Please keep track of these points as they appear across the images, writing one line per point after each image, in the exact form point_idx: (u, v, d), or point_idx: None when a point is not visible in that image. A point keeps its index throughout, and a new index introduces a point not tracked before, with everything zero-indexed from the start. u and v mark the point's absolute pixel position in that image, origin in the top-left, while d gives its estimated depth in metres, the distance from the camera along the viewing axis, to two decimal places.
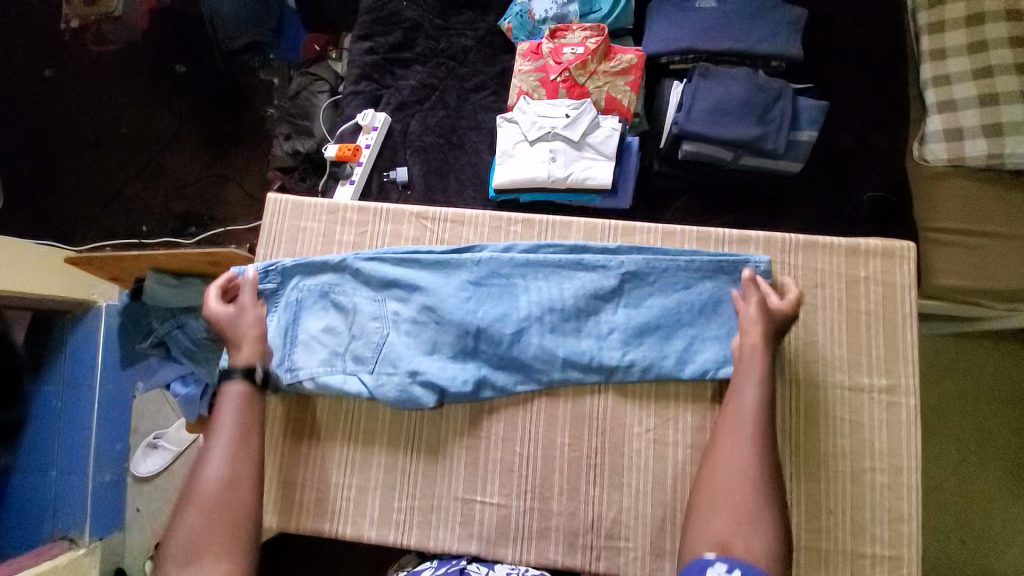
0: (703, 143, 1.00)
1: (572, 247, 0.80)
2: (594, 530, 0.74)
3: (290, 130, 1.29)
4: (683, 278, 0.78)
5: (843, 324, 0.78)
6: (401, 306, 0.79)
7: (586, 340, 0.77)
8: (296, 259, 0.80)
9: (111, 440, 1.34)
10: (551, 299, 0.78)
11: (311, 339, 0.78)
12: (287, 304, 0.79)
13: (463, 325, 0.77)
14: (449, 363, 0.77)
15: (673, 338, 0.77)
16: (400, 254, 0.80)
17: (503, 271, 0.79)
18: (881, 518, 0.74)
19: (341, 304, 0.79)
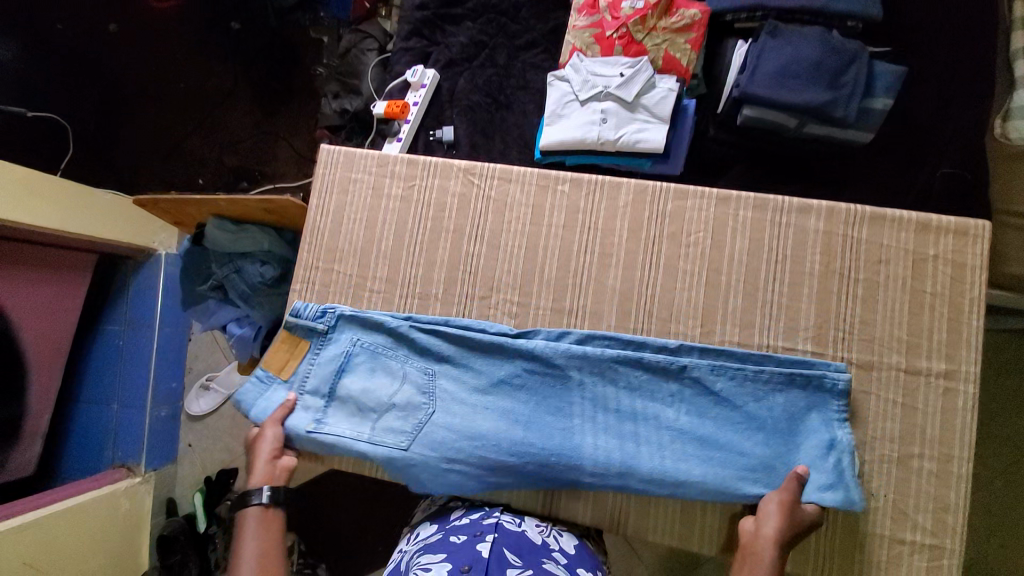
0: (765, 107, 0.95)
1: (632, 341, 0.75)
2: (625, 487, 0.75)
3: (338, 88, 1.31)
4: (756, 407, 0.72)
5: (906, 304, 0.73)
6: (449, 385, 0.78)
7: (638, 446, 0.72)
8: (355, 311, 0.81)
9: (168, 379, 1.44)
10: (606, 399, 0.74)
11: (351, 401, 0.78)
12: (334, 356, 0.79)
13: (511, 412, 0.75)
14: (492, 447, 0.73)
15: (740, 455, 0.70)
16: (453, 331, 0.78)
17: (556, 361, 0.76)
18: (925, 506, 0.70)
19: (389, 370, 0.78)
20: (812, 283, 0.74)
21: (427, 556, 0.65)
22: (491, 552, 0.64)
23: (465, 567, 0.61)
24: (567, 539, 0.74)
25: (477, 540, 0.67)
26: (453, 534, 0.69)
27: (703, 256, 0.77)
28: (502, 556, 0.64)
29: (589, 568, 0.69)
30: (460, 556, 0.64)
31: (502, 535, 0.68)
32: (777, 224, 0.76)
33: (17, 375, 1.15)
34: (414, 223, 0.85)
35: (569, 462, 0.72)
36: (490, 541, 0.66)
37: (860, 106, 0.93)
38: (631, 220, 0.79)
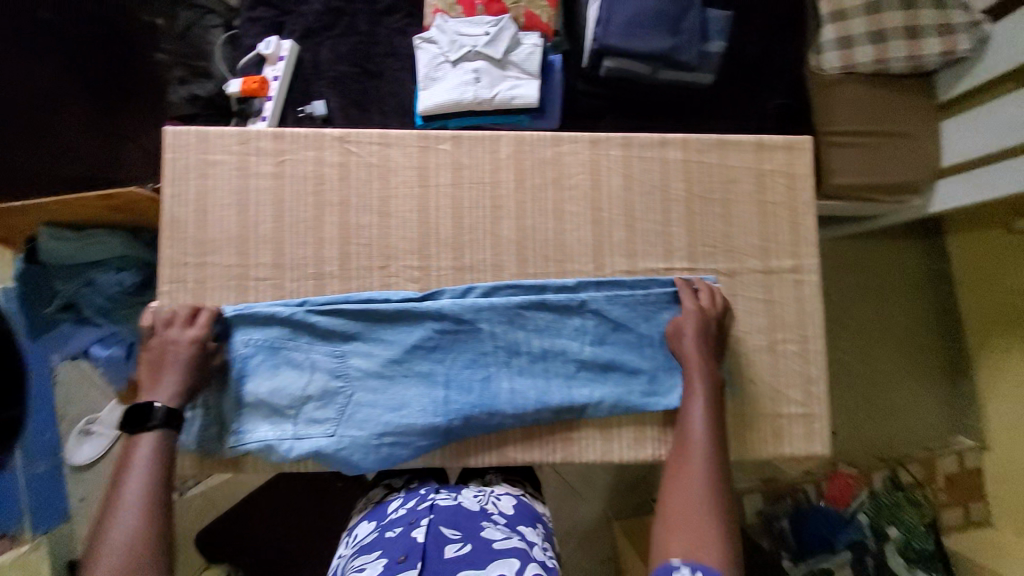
0: (624, 58, 1.01)
1: (533, 287, 0.79)
2: (548, 426, 0.79)
3: (185, 73, 1.17)
4: (648, 324, 0.79)
5: (755, 214, 0.84)
6: (363, 363, 0.76)
7: (554, 381, 0.78)
8: (239, 309, 0.76)
9: (41, 430, 1.25)
10: (517, 344, 0.78)
11: (263, 402, 0.75)
12: (232, 362, 0.75)
13: (429, 376, 0.77)
14: (417, 416, 0.75)
15: (642, 370, 0.79)
16: (356, 308, 0.76)
17: (465, 316, 0.77)
18: (793, 382, 0.83)
19: (296, 360, 0.76)
20: (680, 207, 0.83)
21: (364, 557, 0.67)
22: (427, 536, 0.66)
23: (402, 557, 0.64)
24: (506, 501, 0.77)
25: (412, 527, 0.69)
26: (390, 529, 0.70)
27: (585, 196, 0.82)
28: (438, 537, 0.67)
29: (528, 522, 0.75)
30: (397, 546, 0.66)
31: (439, 514, 0.71)
32: (643, 158, 0.83)
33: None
34: (293, 201, 0.80)
35: (494, 413, 0.76)
36: (424, 525, 0.68)
37: (700, 51, 1.03)
38: (515, 171, 0.82)
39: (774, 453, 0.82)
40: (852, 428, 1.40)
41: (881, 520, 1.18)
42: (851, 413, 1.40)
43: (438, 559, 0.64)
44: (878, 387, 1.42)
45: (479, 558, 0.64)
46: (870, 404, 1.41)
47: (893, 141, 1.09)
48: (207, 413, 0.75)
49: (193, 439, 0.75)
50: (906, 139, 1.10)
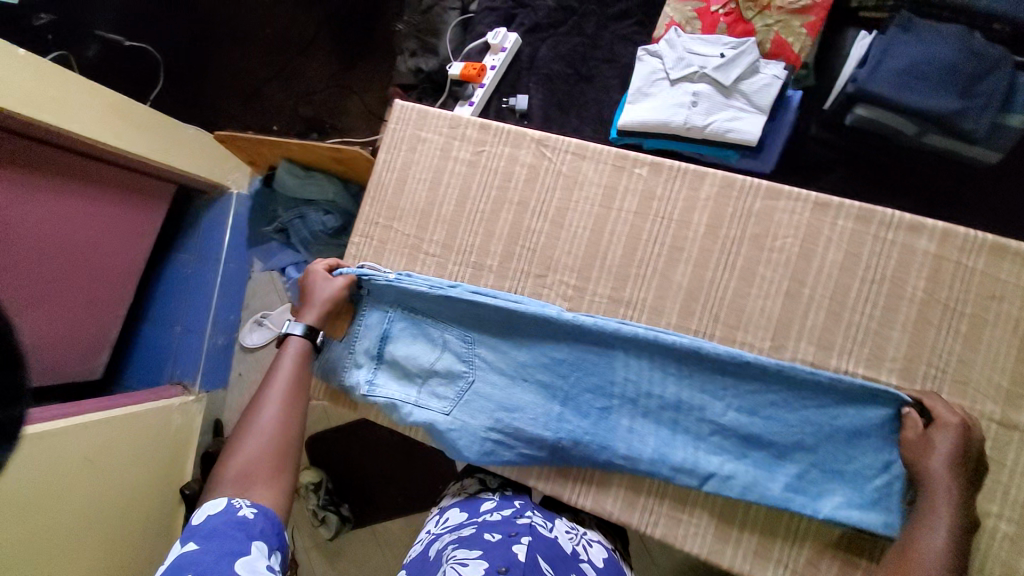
0: (882, 108, 0.84)
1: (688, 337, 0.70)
2: (658, 492, 0.72)
3: (417, 46, 1.27)
4: (814, 412, 0.66)
5: (1016, 349, 0.64)
6: (490, 355, 0.76)
7: (681, 438, 0.70)
8: (393, 277, 0.77)
9: (227, 311, 1.59)
10: (649, 386, 0.71)
11: (395, 363, 0.78)
12: (376, 321, 0.79)
13: (550, 387, 0.73)
14: (528, 423, 0.73)
15: (791, 459, 0.66)
16: (499, 301, 0.75)
17: (603, 340, 0.72)
18: (996, 573, 0.63)
19: (432, 334, 0.78)
20: (907, 310, 0.67)
21: (462, 551, 0.64)
22: (527, 557, 0.62)
23: (503, 567, 0.60)
24: (597, 551, 0.72)
25: (512, 541, 0.65)
26: (487, 531, 0.68)
27: (785, 264, 0.70)
28: (537, 563, 0.62)
29: None
30: (496, 555, 0.62)
31: (537, 540, 0.67)
32: (879, 240, 0.68)
33: (101, 285, 1.24)
34: (478, 189, 0.82)
35: (606, 447, 0.71)
36: (525, 543, 0.64)
37: (994, 121, 0.81)
38: (711, 215, 0.73)
39: None
40: None
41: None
42: None
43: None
44: None
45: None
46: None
47: None
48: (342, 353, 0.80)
49: (326, 373, 0.81)
50: None
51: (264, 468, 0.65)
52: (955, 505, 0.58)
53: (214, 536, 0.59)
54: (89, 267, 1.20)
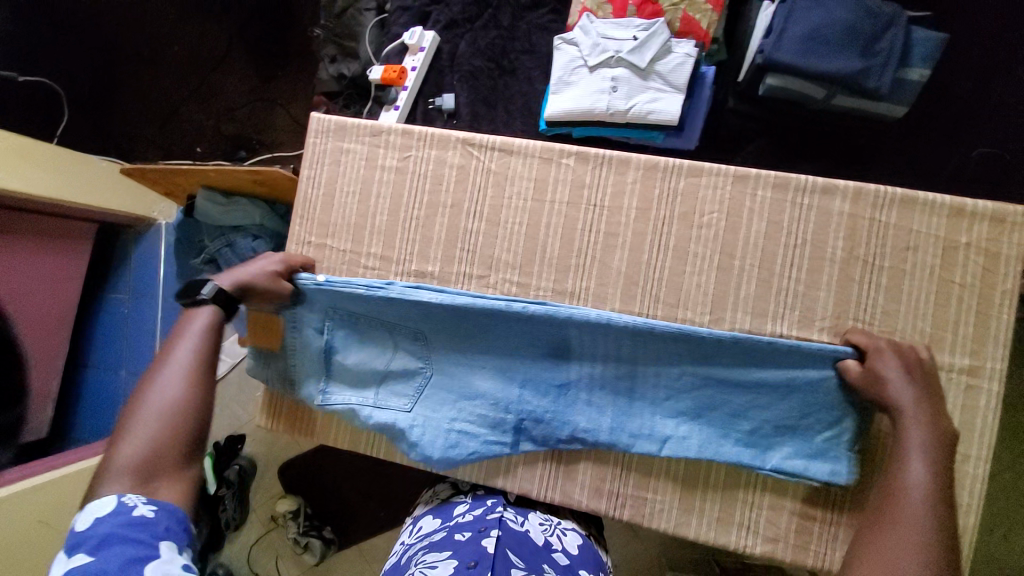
0: (792, 76, 0.86)
1: (637, 321, 0.68)
2: (622, 477, 0.73)
3: (336, 52, 1.23)
4: (770, 371, 0.67)
5: (931, 295, 0.68)
6: (441, 350, 0.74)
7: (638, 409, 0.71)
8: (322, 282, 0.73)
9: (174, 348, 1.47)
10: (601, 360, 0.71)
11: (349, 370, 0.77)
12: (318, 331, 0.76)
13: (506, 372, 0.73)
14: (487, 410, 0.73)
15: (744, 416, 0.68)
16: (439, 294, 0.71)
17: (552, 326, 0.70)
18: None
19: (378, 336, 0.75)
20: (831, 271, 0.70)
21: (432, 554, 0.64)
22: (496, 550, 0.63)
23: (472, 562, 0.60)
24: (571, 539, 0.72)
25: (482, 536, 0.65)
26: (457, 531, 0.68)
27: (715, 239, 0.72)
28: (507, 554, 0.62)
29: (592, 569, 0.68)
30: (466, 552, 0.62)
31: (507, 533, 0.67)
32: (798, 205, 0.70)
33: (29, 341, 1.18)
34: (410, 196, 0.80)
35: (565, 424, 0.72)
36: (495, 536, 0.65)
37: (894, 77, 0.85)
38: (640, 198, 0.74)
39: None
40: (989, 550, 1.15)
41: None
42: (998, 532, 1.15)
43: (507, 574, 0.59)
44: None
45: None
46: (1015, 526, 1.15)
47: None
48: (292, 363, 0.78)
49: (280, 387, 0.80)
50: None
51: (165, 459, 0.56)
52: (930, 436, 0.58)
53: (112, 542, 0.49)
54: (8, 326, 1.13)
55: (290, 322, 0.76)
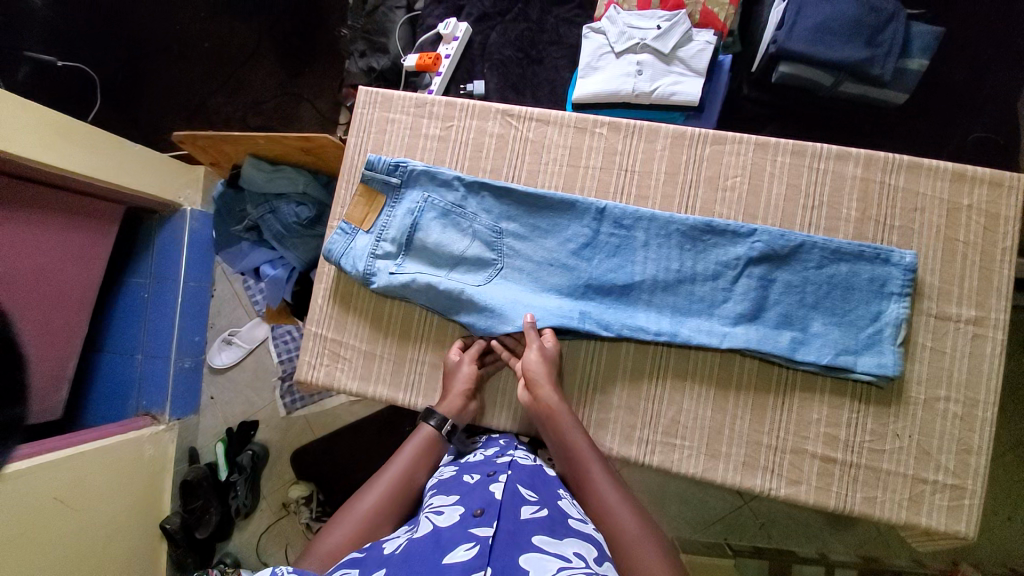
0: (803, 63, 0.93)
1: (704, 222, 0.76)
2: (651, 425, 0.77)
3: (366, 47, 1.29)
4: (813, 272, 0.74)
5: (939, 252, 0.74)
6: (519, 243, 0.81)
7: (698, 306, 0.76)
8: (426, 166, 0.83)
9: (191, 332, 1.55)
10: (669, 261, 0.77)
11: (426, 249, 0.81)
12: (407, 210, 0.82)
13: (576, 268, 0.79)
14: (555, 301, 0.78)
15: (792, 319, 0.74)
16: (526, 191, 0.81)
17: (624, 222, 0.79)
18: (948, 447, 0.72)
19: (460, 223, 0.81)
20: (847, 230, 0.75)
21: (439, 498, 0.64)
22: (503, 494, 0.63)
23: (477, 509, 0.60)
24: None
25: (488, 482, 0.66)
26: (466, 473, 0.70)
27: (738, 201, 0.78)
28: (515, 496, 0.62)
29: None
30: (472, 498, 0.63)
31: (515, 472, 0.68)
32: (815, 169, 0.76)
33: (53, 322, 1.21)
34: (452, 161, 0.86)
35: (627, 320, 0.76)
36: (502, 482, 0.65)
37: (896, 66, 0.92)
38: (669, 163, 0.80)
39: (908, 522, 0.71)
40: (986, 528, 1.21)
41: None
42: (996, 512, 1.21)
43: (515, 517, 0.59)
44: None
45: (557, 525, 0.59)
46: (1018, 509, 1.20)
47: None
48: (373, 237, 0.81)
49: (349, 264, 0.81)
50: None
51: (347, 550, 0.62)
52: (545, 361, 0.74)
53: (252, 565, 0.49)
54: (26, 304, 1.13)
55: (386, 205, 0.82)
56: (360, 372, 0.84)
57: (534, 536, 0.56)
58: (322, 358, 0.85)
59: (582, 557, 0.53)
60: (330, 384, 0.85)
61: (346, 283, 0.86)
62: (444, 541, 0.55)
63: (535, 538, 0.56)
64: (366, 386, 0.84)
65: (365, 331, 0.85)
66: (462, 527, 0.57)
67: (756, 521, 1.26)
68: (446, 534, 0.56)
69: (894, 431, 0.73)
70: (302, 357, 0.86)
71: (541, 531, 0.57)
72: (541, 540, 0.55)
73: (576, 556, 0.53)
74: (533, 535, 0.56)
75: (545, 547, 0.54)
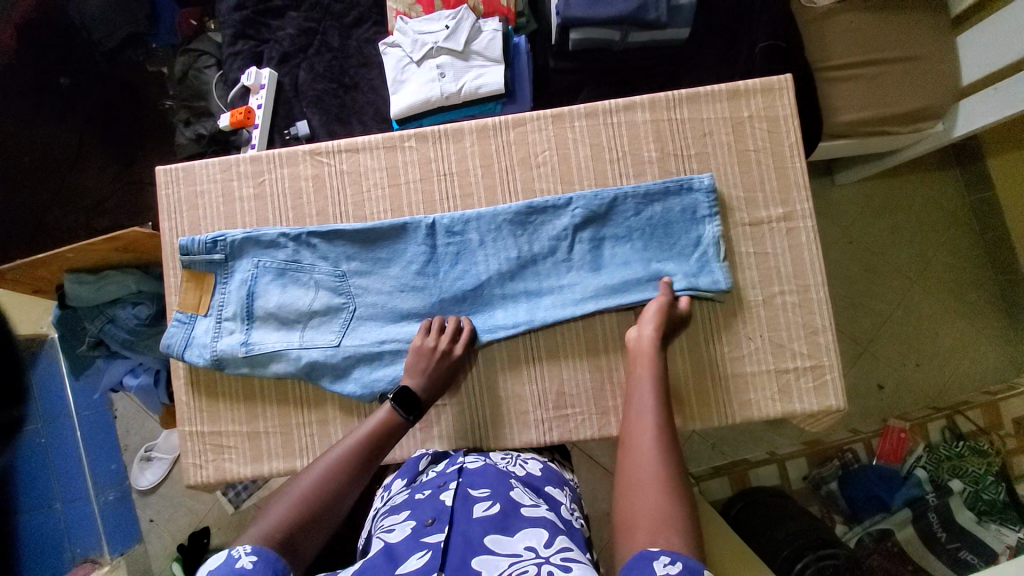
0: (588, 27, 0.99)
1: (528, 206, 0.79)
2: (542, 405, 0.79)
3: (189, 115, 1.23)
4: (636, 223, 0.79)
5: (736, 165, 0.80)
6: (364, 279, 0.81)
7: (546, 286, 0.79)
8: (247, 232, 0.80)
9: (104, 462, 1.38)
10: (507, 253, 0.79)
11: (272, 315, 0.79)
12: (242, 281, 0.79)
13: (424, 287, 0.80)
14: (414, 327, 0.79)
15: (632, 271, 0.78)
16: (355, 228, 0.80)
17: (456, 228, 0.80)
18: (798, 335, 0.79)
19: (301, 278, 0.80)
20: (654, 169, 0.80)
21: (391, 518, 0.63)
22: (454, 501, 0.62)
23: (430, 519, 0.59)
24: (532, 465, 0.75)
25: (440, 491, 0.65)
26: (418, 491, 0.67)
27: (553, 173, 0.81)
28: (466, 500, 0.62)
29: (556, 484, 0.72)
30: (423, 510, 0.62)
31: (467, 477, 0.68)
32: (609, 125, 0.81)
33: None
34: (275, 216, 0.83)
35: (485, 322, 0.79)
36: (453, 489, 0.65)
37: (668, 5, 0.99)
38: (481, 157, 0.82)
39: (785, 412, 0.78)
40: (900, 384, 1.33)
41: (941, 473, 1.18)
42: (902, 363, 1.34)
43: (467, 517, 0.59)
44: (934, 337, 1.35)
45: (508, 518, 0.59)
46: (920, 354, 1.34)
47: (904, 66, 1.06)
48: (218, 321, 0.79)
49: (201, 356, 0.78)
50: (922, 61, 1.06)
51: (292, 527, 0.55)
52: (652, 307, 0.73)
53: None
54: None
55: (219, 281, 0.80)
56: (250, 456, 0.81)
57: (486, 538, 0.56)
58: (200, 453, 0.81)
59: (533, 548, 0.53)
60: (224, 478, 0.81)
61: (207, 372, 0.82)
62: (395, 555, 0.54)
63: (486, 539, 0.56)
64: (261, 465, 0.81)
65: (240, 410, 0.81)
66: (414, 538, 0.57)
67: (707, 444, 1.32)
68: (398, 547, 0.55)
69: (747, 336, 0.79)
70: (184, 460, 0.82)
71: (492, 531, 0.57)
72: (492, 540, 0.55)
73: (526, 549, 0.53)
74: (484, 535, 0.56)
75: (497, 548, 0.54)
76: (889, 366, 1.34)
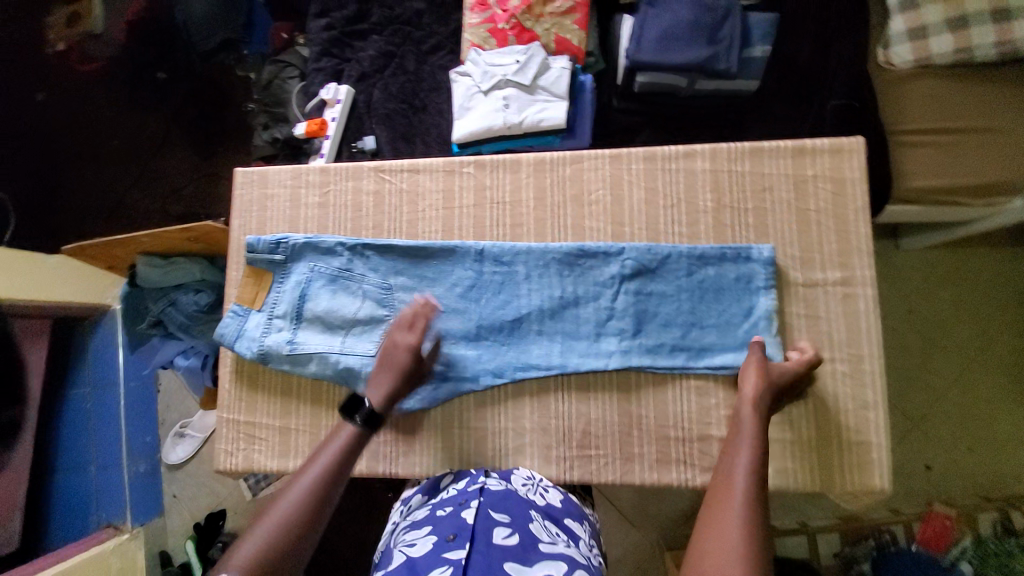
0: (657, 71, 1.00)
1: (578, 246, 0.80)
2: (566, 442, 0.78)
3: (268, 119, 1.30)
4: (685, 275, 0.78)
5: (796, 224, 0.78)
6: (409, 296, 0.83)
7: (586, 326, 0.78)
8: (307, 237, 0.84)
9: (141, 433, 1.44)
10: (551, 288, 0.80)
11: (317, 318, 0.82)
12: (295, 283, 0.83)
13: (465, 311, 0.81)
14: (450, 349, 0.80)
15: (674, 323, 0.77)
16: (408, 245, 0.83)
17: (504, 258, 0.81)
18: (846, 406, 0.75)
19: (350, 287, 0.83)
20: (708, 218, 0.80)
21: (412, 532, 0.64)
22: (475, 519, 0.62)
23: (451, 535, 0.60)
24: (553, 494, 0.75)
25: (461, 508, 0.65)
26: (440, 507, 0.67)
27: (605, 213, 0.82)
28: (486, 520, 0.62)
29: (575, 517, 0.72)
30: (445, 525, 0.62)
31: (488, 497, 0.67)
32: (667, 170, 0.81)
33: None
34: (334, 224, 0.88)
35: (521, 353, 0.79)
36: (474, 506, 0.64)
37: (740, 58, 0.99)
38: (535, 189, 0.84)
39: (823, 485, 0.74)
40: (953, 471, 1.23)
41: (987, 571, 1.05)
42: (957, 449, 1.24)
43: (487, 539, 0.59)
44: (997, 425, 1.24)
45: (528, 551, 0.58)
46: (978, 440, 1.24)
47: (988, 137, 0.99)
48: (268, 318, 0.83)
49: (249, 349, 0.82)
50: (1005, 135, 0.99)
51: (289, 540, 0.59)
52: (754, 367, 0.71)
53: None
54: None
55: (274, 280, 0.84)
56: (279, 450, 0.83)
57: (505, 564, 0.56)
58: (234, 440, 0.84)
59: None
60: (250, 467, 0.84)
61: (250, 363, 0.85)
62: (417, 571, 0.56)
63: (505, 566, 0.56)
64: (286, 461, 0.83)
65: (275, 402, 0.84)
66: (435, 554, 0.57)
67: None
68: (419, 565, 0.56)
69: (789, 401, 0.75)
70: (218, 446, 0.85)
71: (510, 560, 0.57)
72: (511, 567, 0.56)
73: None
74: (503, 561, 0.56)
75: None
76: (942, 450, 1.24)
